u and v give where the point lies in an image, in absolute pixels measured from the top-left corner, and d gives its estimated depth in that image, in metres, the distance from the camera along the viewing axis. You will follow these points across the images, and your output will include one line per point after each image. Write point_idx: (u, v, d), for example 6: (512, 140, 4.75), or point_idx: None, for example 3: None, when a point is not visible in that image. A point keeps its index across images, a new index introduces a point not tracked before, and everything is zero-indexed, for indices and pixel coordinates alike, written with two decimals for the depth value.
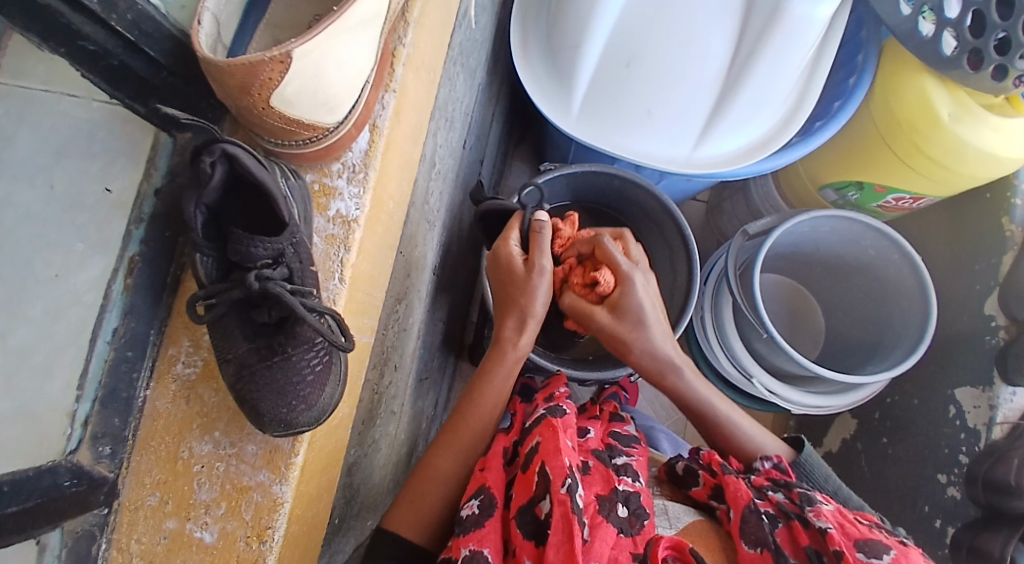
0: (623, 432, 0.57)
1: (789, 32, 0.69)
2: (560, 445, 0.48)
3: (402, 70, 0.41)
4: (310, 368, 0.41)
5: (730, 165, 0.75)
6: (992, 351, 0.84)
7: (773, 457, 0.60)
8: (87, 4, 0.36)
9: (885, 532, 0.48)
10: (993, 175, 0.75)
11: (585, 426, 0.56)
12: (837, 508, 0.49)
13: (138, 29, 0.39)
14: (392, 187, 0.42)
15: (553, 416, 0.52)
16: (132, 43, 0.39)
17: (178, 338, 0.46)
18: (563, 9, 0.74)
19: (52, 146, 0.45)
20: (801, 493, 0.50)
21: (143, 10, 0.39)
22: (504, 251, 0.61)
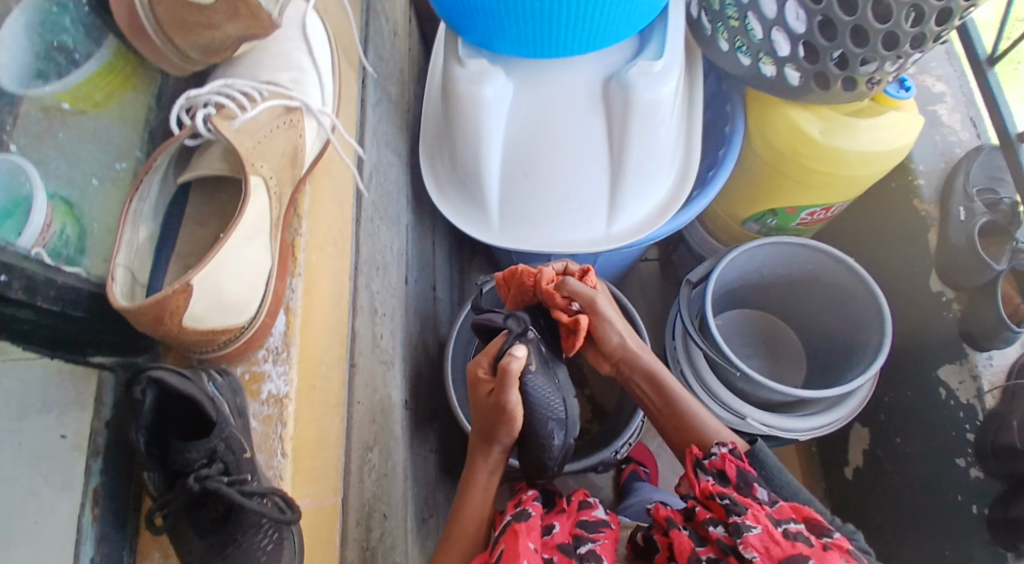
0: (592, 518, 0.57)
1: (645, 115, 0.74)
2: (520, 550, 0.51)
3: (304, 256, 0.46)
4: (264, 549, 0.42)
5: (644, 231, 0.82)
6: (954, 324, 0.86)
7: (729, 443, 0.62)
8: (13, 295, 0.42)
9: (806, 533, 0.52)
10: (880, 170, 0.83)
11: (550, 522, 0.57)
12: (764, 528, 0.52)
13: (61, 299, 0.46)
14: (322, 352, 0.47)
15: (516, 521, 0.55)
16: (61, 311, 0.46)
17: (149, 553, 0.50)
18: (455, 144, 0.81)
19: (11, 408, 0.45)
20: (732, 524, 0.53)
21: (63, 285, 0.46)
22: (478, 370, 0.62)
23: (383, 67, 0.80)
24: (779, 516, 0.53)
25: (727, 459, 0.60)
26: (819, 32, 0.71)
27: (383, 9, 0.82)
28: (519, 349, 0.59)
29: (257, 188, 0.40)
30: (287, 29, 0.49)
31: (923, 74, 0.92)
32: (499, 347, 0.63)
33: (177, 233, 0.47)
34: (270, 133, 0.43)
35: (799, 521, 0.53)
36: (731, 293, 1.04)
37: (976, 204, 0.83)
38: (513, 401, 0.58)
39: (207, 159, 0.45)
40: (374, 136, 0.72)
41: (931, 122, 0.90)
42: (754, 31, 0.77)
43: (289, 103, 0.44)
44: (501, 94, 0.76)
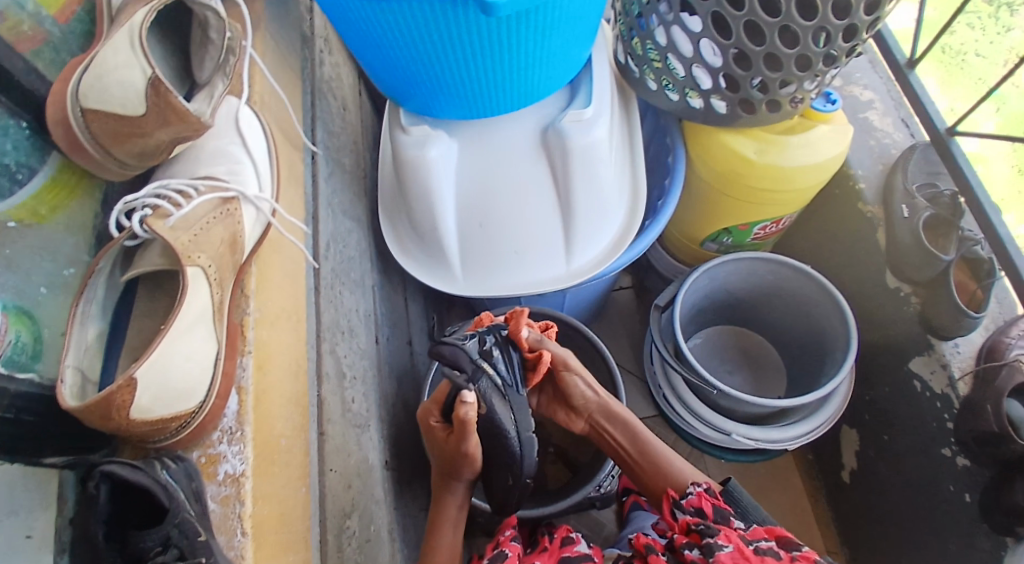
0: (573, 553, 0.60)
1: (585, 156, 0.77)
2: None
3: (252, 333, 0.48)
4: None
5: (604, 262, 0.86)
6: (916, 317, 0.88)
7: (704, 483, 0.68)
8: None
9: (774, 551, 0.57)
10: (819, 181, 0.87)
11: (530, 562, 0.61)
12: (734, 546, 0.57)
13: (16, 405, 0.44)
14: (279, 426, 0.48)
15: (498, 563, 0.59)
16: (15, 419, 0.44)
17: None
18: (409, 205, 0.83)
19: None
20: (705, 544, 0.58)
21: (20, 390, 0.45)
22: (439, 431, 0.68)
23: (335, 139, 0.83)
24: (751, 536, 0.59)
25: (703, 497, 0.66)
26: (735, 64, 0.75)
27: (329, 86, 0.85)
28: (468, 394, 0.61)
29: (195, 279, 0.42)
30: (218, 123, 0.50)
31: (849, 84, 0.97)
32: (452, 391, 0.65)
33: (127, 330, 0.49)
34: (205, 227, 0.44)
35: (770, 539, 0.59)
36: (700, 313, 1.07)
37: (917, 200, 0.85)
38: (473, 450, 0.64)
39: (149, 255, 0.48)
40: (330, 207, 0.74)
41: (864, 128, 0.94)
42: (676, 69, 0.81)
43: (224, 194, 0.46)
44: (448, 153, 0.78)
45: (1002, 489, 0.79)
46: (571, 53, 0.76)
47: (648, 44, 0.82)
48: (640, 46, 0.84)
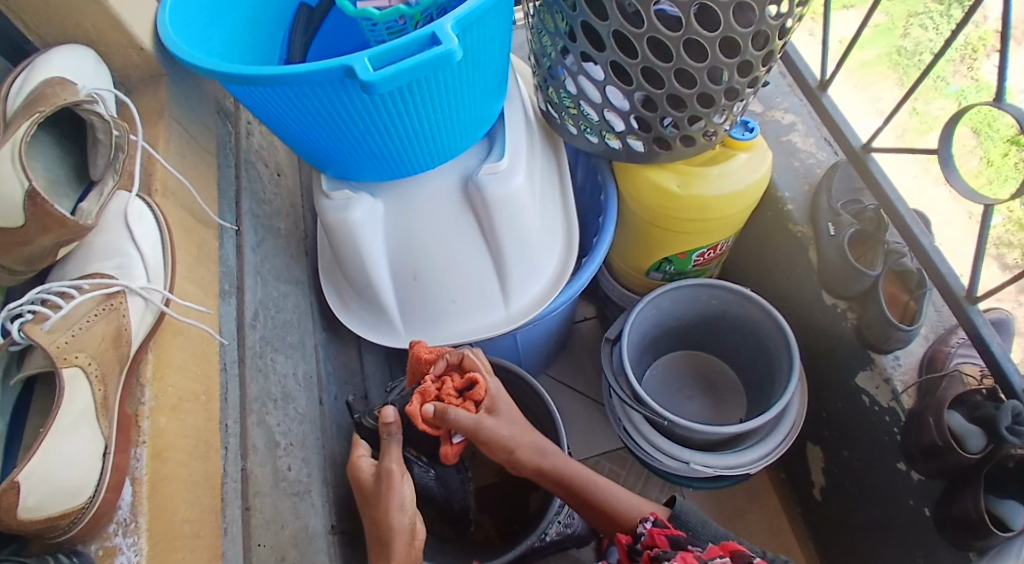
0: None
1: (506, 206, 0.79)
2: None
3: (148, 421, 0.50)
4: None
5: (541, 304, 0.87)
6: (852, 332, 0.89)
7: (651, 517, 0.71)
8: None
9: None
10: (745, 207, 0.91)
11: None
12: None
13: None
14: (182, 510, 0.50)
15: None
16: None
17: None
18: (343, 266, 0.84)
19: None
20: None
21: None
22: (355, 465, 0.63)
23: (268, 207, 0.85)
24: (708, 555, 0.61)
25: (656, 532, 0.68)
26: (642, 107, 0.79)
27: (258, 155, 0.88)
28: (386, 411, 0.61)
29: (73, 379, 0.46)
30: (108, 220, 0.53)
31: (770, 110, 1.00)
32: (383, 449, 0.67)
33: (24, 428, 0.50)
34: (86, 325, 0.48)
35: (725, 555, 0.61)
36: (653, 343, 1.08)
37: (841, 217, 0.87)
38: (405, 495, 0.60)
39: (32, 359, 0.49)
40: (259, 276, 0.76)
41: (788, 150, 0.97)
42: (590, 115, 0.84)
43: (108, 290, 0.50)
44: (372, 213, 0.79)
45: (954, 499, 0.77)
46: (483, 109, 0.78)
47: (562, 93, 0.85)
48: (556, 94, 0.87)
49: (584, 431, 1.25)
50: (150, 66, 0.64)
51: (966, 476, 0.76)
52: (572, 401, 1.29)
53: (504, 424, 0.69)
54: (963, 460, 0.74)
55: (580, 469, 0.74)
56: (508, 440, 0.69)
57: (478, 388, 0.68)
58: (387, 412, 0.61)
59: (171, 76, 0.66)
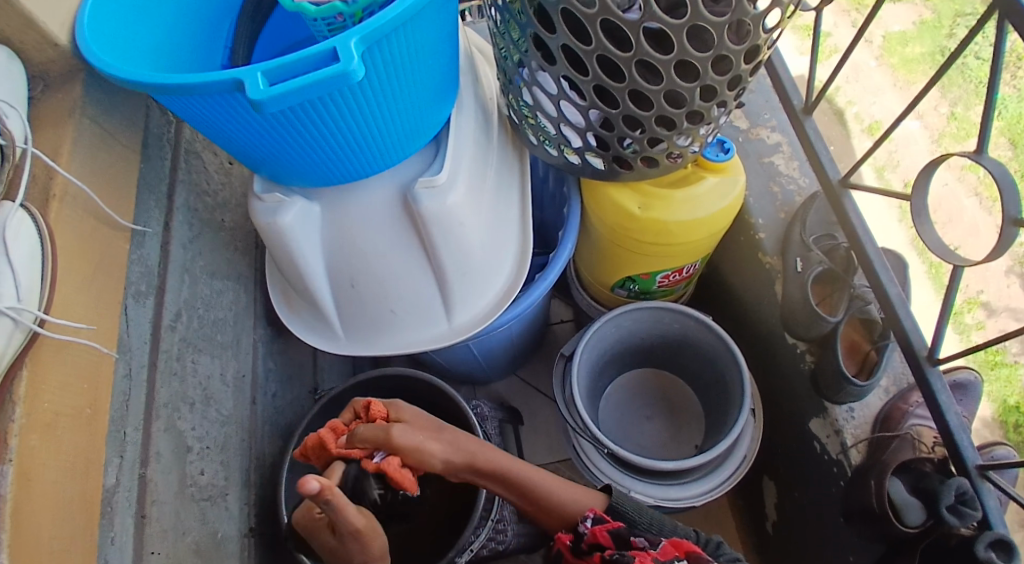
0: None
1: (442, 223, 0.75)
2: None
3: (17, 439, 0.48)
4: None
5: (484, 320, 0.84)
6: (808, 376, 0.84)
7: (591, 514, 0.71)
8: None
9: None
10: (711, 233, 0.86)
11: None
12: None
13: None
14: (50, 529, 0.50)
15: None
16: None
17: None
18: (281, 267, 0.82)
19: None
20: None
21: None
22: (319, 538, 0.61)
23: (212, 199, 0.83)
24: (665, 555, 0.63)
25: (597, 530, 0.69)
26: (599, 126, 0.75)
27: (207, 144, 0.86)
28: (310, 486, 0.51)
29: None
30: None
31: (756, 126, 0.94)
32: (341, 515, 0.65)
33: None
34: None
35: (682, 556, 0.63)
36: (615, 359, 1.04)
37: (811, 252, 0.82)
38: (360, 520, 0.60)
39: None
40: (188, 273, 0.74)
41: (768, 173, 0.91)
42: (547, 128, 0.80)
43: None
44: (306, 218, 0.76)
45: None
46: (426, 119, 0.74)
47: (520, 102, 0.81)
48: (515, 101, 0.82)
49: (544, 436, 1.24)
50: (66, 61, 0.61)
51: (903, 548, 0.71)
52: (535, 405, 1.27)
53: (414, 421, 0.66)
54: (900, 532, 0.70)
55: (498, 453, 0.71)
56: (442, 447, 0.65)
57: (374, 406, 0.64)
58: (311, 485, 0.52)
59: (92, 72, 0.63)
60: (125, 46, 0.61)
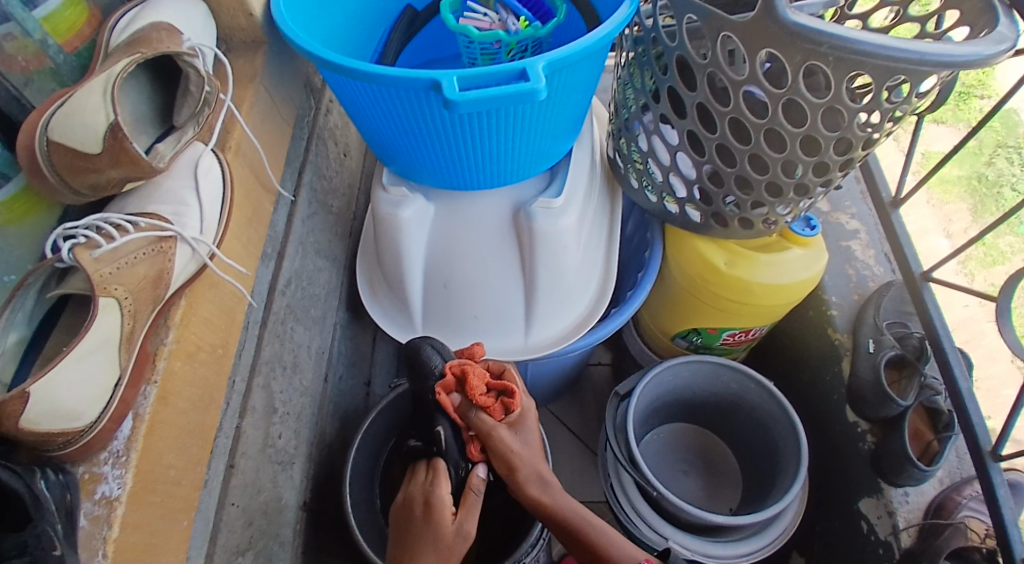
0: None
1: (549, 241, 0.79)
2: None
3: (164, 362, 0.50)
4: None
5: (560, 344, 0.87)
6: (867, 456, 0.87)
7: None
8: None
9: None
10: (790, 301, 0.87)
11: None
12: None
13: None
14: (169, 456, 0.49)
15: None
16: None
17: None
18: (382, 256, 0.86)
19: None
20: None
21: None
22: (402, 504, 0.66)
23: (326, 183, 0.89)
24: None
25: None
26: (708, 180, 0.77)
27: (330, 133, 0.91)
28: (479, 469, 0.67)
29: (107, 309, 0.45)
30: (176, 166, 0.55)
31: (836, 212, 0.98)
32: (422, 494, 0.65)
33: (48, 339, 0.49)
34: (132, 261, 0.48)
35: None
36: (663, 409, 1.05)
37: (884, 336, 0.86)
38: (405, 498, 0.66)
39: (76, 279, 0.49)
40: (300, 245, 0.78)
41: (845, 256, 0.95)
42: (655, 174, 0.82)
43: (160, 233, 0.50)
44: (420, 215, 0.81)
45: None
46: (551, 144, 0.77)
47: (632, 147, 0.83)
48: (626, 146, 0.85)
49: (571, 475, 1.23)
50: (254, 32, 0.67)
51: None
52: (567, 443, 1.27)
53: (515, 439, 0.67)
54: None
55: (570, 503, 0.67)
56: (517, 454, 0.66)
57: (472, 378, 0.67)
58: (479, 469, 0.67)
59: (273, 46, 0.69)
60: (307, 30, 0.67)
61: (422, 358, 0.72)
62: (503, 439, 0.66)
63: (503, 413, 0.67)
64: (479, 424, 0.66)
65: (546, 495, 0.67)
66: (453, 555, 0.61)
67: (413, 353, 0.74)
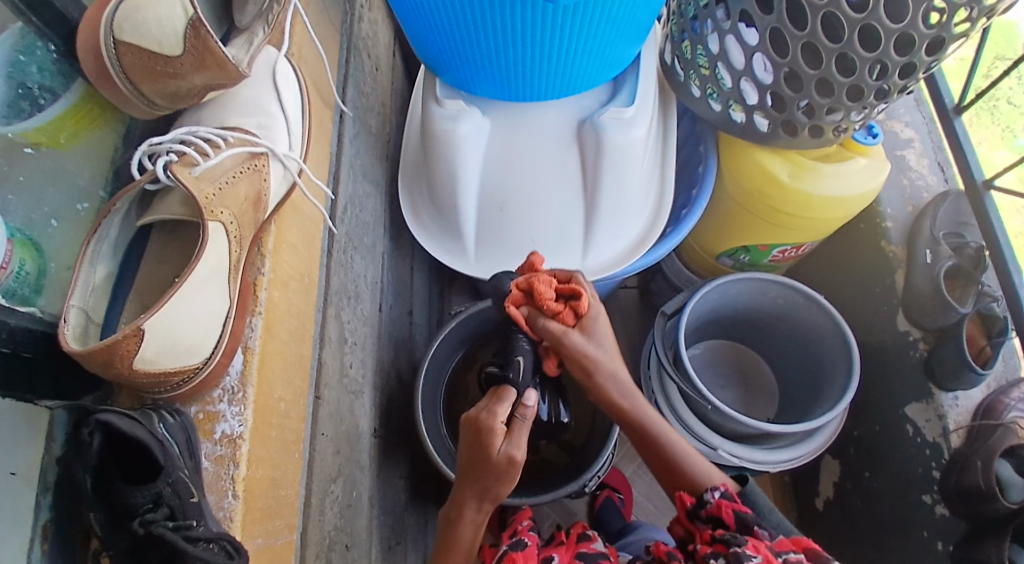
0: (590, 550, 0.63)
1: (617, 155, 0.75)
2: None
3: (265, 294, 0.48)
4: None
5: (618, 266, 0.83)
6: (919, 363, 0.88)
7: (722, 486, 0.60)
8: None
9: None
10: (850, 213, 0.84)
11: (549, 553, 0.63)
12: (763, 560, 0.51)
13: (13, 340, 0.40)
14: (280, 389, 0.48)
15: (514, 551, 0.62)
16: (10, 353, 0.40)
17: None
18: (431, 176, 0.81)
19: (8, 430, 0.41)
20: (732, 553, 0.53)
21: (20, 324, 0.41)
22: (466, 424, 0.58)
23: (364, 99, 0.82)
24: (778, 547, 0.53)
25: (722, 503, 0.58)
26: (785, 83, 0.72)
27: (364, 44, 0.84)
28: (531, 397, 0.58)
29: (216, 234, 0.42)
30: (253, 74, 0.51)
31: (891, 119, 0.98)
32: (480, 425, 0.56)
33: (137, 271, 0.46)
34: (232, 179, 0.45)
35: (798, 552, 0.53)
36: (706, 326, 1.05)
37: (941, 246, 0.85)
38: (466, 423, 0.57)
39: (167, 203, 0.46)
40: (351, 168, 0.73)
41: (900, 166, 0.95)
42: (723, 80, 0.78)
43: (253, 149, 0.48)
44: (478, 131, 0.76)
45: (977, 543, 0.78)
46: (620, 50, 0.72)
47: (699, 50, 0.78)
48: (689, 49, 0.80)
49: None
50: None
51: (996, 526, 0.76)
52: None
53: (596, 345, 0.61)
54: (1004, 508, 0.74)
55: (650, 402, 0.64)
56: (592, 359, 0.61)
57: (539, 289, 0.61)
58: (530, 397, 0.58)
59: None
60: None
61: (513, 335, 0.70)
62: (574, 344, 0.61)
63: (579, 318, 0.61)
64: (548, 331, 0.61)
65: (630, 387, 0.63)
66: (504, 478, 0.56)
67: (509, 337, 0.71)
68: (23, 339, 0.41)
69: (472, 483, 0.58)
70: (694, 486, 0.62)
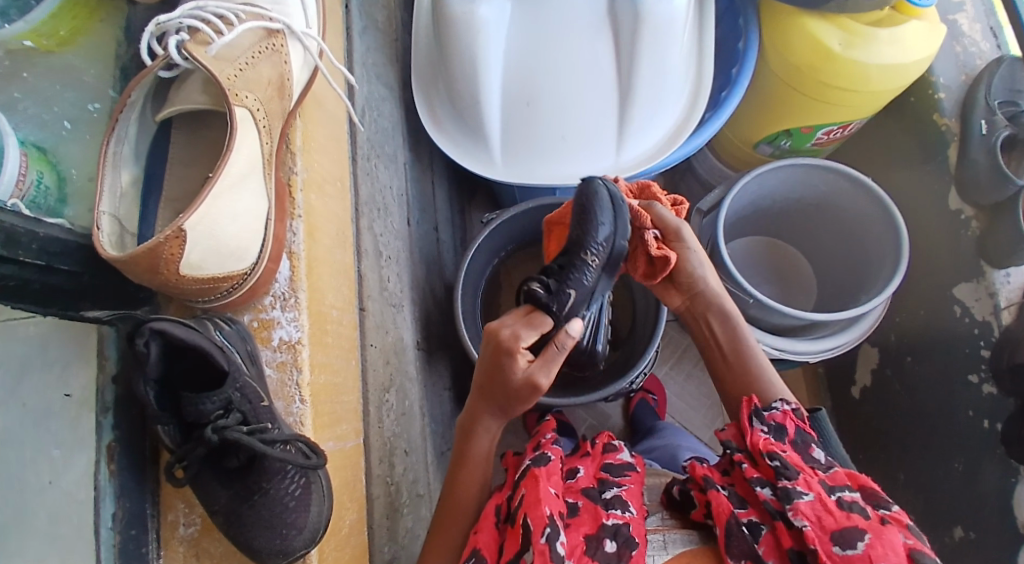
0: (617, 461, 0.53)
1: (657, 27, 0.72)
2: (540, 495, 0.46)
3: (302, 195, 0.45)
4: (291, 494, 0.41)
5: (656, 158, 0.76)
6: (970, 240, 0.85)
7: (792, 401, 0.53)
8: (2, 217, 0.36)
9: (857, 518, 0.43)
10: (903, 85, 0.78)
11: (573, 466, 0.53)
12: (817, 495, 0.44)
13: (46, 253, 0.38)
14: (331, 296, 0.46)
15: (535, 466, 0.50)
16: (46, 267, 0.38)
17: (173, 504, 0.45)
18: (449, 71, 0.75)
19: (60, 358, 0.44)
20: (780, 487, 0.46)
21: (47, 235, 0.38)
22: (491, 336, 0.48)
23: None
24: (832, 482, 0.45)
25: (789, 416, 0.51)
26: None
27: None
28: (574, 330, 0.48)
29: (244, 121, 0.39)
30: None
31: None
32: (510, 345, 0.47)
33: (164, 178, 0.43)
34: (251, 61, 0.41)
35: (853, 489, 0.45)
36: (742, 220, 1.01)
37: (997, 117, 0.80)
38: (491, 335, 0.48)
39: (186, 91, 0.42)
40: (364, 67, 0.68)
41: (952, 32, 0.89)
42: None
43: (269, 25, 0.42)
44: (501, 13, 0.72)
45: None
46: None
47: None
48: None
49: None
50: None
51: None
52: None
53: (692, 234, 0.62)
54: None
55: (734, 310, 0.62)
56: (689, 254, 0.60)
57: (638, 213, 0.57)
58: (573, 330, 0.48)
59: None
60: None
61: (590, 216, 0.51)
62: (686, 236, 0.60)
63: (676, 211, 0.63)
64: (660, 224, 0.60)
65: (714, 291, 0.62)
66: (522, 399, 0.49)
67: (587, 208, 0.51)
68: (54, 250, 0.39)
69: (479, 389, 0.51)
70: (762, 394, 0.58)
